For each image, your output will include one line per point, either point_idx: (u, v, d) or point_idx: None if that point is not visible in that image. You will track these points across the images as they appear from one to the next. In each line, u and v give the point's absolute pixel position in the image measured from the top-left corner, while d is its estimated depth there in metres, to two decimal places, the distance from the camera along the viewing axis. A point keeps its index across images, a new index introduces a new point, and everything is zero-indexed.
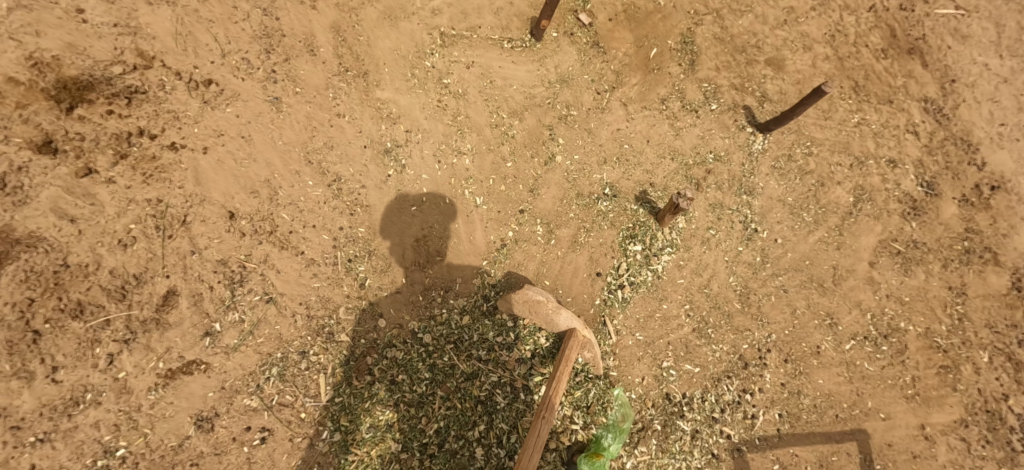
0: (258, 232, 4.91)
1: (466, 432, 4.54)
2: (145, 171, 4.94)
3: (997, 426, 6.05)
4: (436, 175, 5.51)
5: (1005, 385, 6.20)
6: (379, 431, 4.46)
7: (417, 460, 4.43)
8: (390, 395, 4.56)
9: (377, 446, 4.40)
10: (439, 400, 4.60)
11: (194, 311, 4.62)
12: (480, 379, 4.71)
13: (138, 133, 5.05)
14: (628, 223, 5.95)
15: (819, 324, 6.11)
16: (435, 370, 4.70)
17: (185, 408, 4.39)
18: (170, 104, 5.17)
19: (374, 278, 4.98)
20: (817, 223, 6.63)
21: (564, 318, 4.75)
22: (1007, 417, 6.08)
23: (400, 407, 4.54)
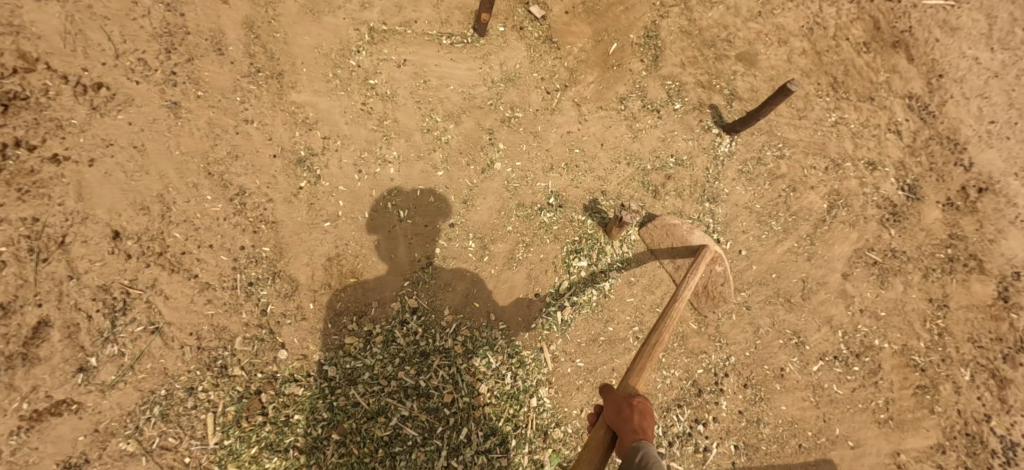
0: (146, 253, 4.40)
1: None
2: (19, 186, 4.42)
3: (979, 450, 5.54)
4: (354, 185, 5.00)
5: (988, 405, 5.68)
6: None
7: None
8: (278, 440, 4.06)
9: None
10: (334, 446, 4.11)
11: (67, 344, 4.09)
12: (385, 419, 4.22)
13: (14, 143, 4.51)
14: (574, 237, 5.40)
15: (783, 344, 5.58)
16: (333, 410, 4.19)
17: (50, 454, 3.84)
18: (53, 111, 4.65)
19: (278, 304, 4.46)
20: (786, 232, 6.10)
21: (699, 235, 5.05)
22: (989, 441, 5.57)
23: (289, 453, 4.05)
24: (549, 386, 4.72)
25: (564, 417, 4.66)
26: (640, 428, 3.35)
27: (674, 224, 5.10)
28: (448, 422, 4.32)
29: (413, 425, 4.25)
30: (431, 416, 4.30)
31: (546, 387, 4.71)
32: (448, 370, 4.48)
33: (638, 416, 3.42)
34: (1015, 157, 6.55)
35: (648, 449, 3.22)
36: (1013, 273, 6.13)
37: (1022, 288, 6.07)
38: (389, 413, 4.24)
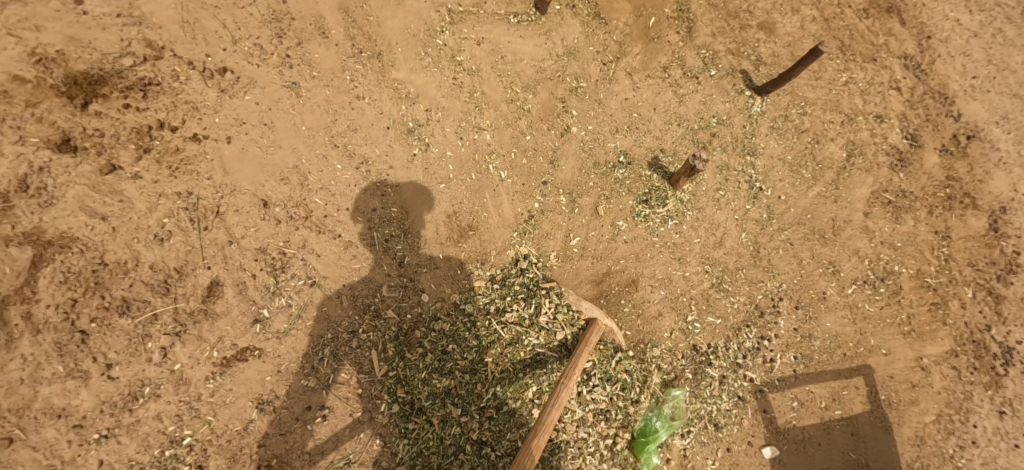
0: (294, 218, 4.98)
1: (519, 397, 4.78)
2: (170, 165, 4.88)
3: (982, 354, 6.32)
4: (459, 151, 5.68)
5: (988, 317, 6.51)
6: (438, 398, 4.65)
7: (477, 422, 4.63)
8: (447, 363, 4.77)
9: (438, 412, 4.61)
10: (492, 367, 4.82)
11: (241, 299, 4.67)
12: (529, 344, 4.96)
13: (158, 125, 4.95)
14: (644, 189, 6.15)
15: (823, 272, 6.39)
16: (486, 337, 4.91)
17: (244, 393, 4.49)
18: (187, 95, 5.06)
19: (412, 257, 5.12)
20: (814, 179, 6.88)
21: (588, 308, 5.11)
22: (990, 346, 6.35)
23: (455, 374, 4.74)
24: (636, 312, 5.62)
25: (657, 338, 5.56)
26: None
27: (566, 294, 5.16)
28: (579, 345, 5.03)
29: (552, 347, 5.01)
30: (563, 341, 5.06)
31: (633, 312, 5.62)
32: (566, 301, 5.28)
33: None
34: (996, 107, 7.31)
35: None
36: (999, 208, 6.93)
37: (1009, 220, 6.89)
38: (531, 338, 4.97)
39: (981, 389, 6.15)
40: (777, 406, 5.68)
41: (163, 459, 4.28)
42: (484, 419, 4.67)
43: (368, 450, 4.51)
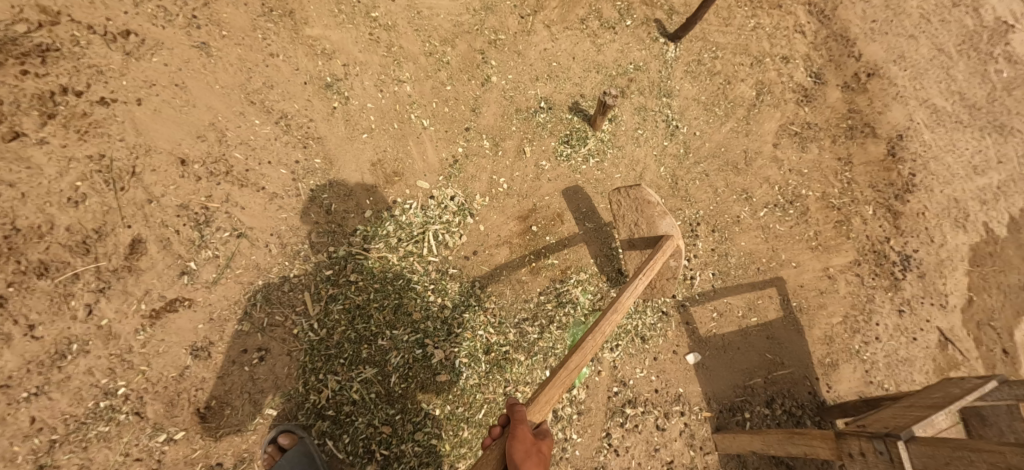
0: (214, 174, 4.98)
1: (432, 318, 5.08)
2: (78, 129, 4.68)
3: (884, 261, 7.01)
4: (380, 103, 5.78)
5: (887, 230, 7.15)
6: (359, 320, 4.89)
7: (383, 337, 4.90)
8: (368, 308, 4.93)
9: (359, 333, 4.86)
10: (410, 310, 5.02)
11: (166, 253, 4.68)
12: (444, 286, 5.24)
13: (61, 91, 4.70)
14: (565, 131, 6.36)
15: (736, 200, 6.80)
16: (403, 281, 5.11)
17: (177, 342, 4.54)
18: (90, 59, 4.83)
19: (339, 203, 5.24)
20: (727, 116, 7.20)
21: (667, 222, 4.94)
22: (890, 255, 7.04)
23: (378, 297, 5.00)
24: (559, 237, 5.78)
25: (583, 263, 5.76)
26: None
27: (648, 203, 4.91)
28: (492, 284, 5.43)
29: (467, 287, 5.33)
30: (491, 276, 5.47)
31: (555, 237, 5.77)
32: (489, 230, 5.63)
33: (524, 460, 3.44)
34: (892, 48, 7.91)
35: None
36: (897, 136, 7.57)
37: (905, 147, 7.53)
38: (446, 281, 5.27)
39: (882, 292, 6.88)
40: (698, 317, 6.23)
41: (98, 411, 4.31)
42: (408, 360, 4.90)
43: (311, 386, 4.71)
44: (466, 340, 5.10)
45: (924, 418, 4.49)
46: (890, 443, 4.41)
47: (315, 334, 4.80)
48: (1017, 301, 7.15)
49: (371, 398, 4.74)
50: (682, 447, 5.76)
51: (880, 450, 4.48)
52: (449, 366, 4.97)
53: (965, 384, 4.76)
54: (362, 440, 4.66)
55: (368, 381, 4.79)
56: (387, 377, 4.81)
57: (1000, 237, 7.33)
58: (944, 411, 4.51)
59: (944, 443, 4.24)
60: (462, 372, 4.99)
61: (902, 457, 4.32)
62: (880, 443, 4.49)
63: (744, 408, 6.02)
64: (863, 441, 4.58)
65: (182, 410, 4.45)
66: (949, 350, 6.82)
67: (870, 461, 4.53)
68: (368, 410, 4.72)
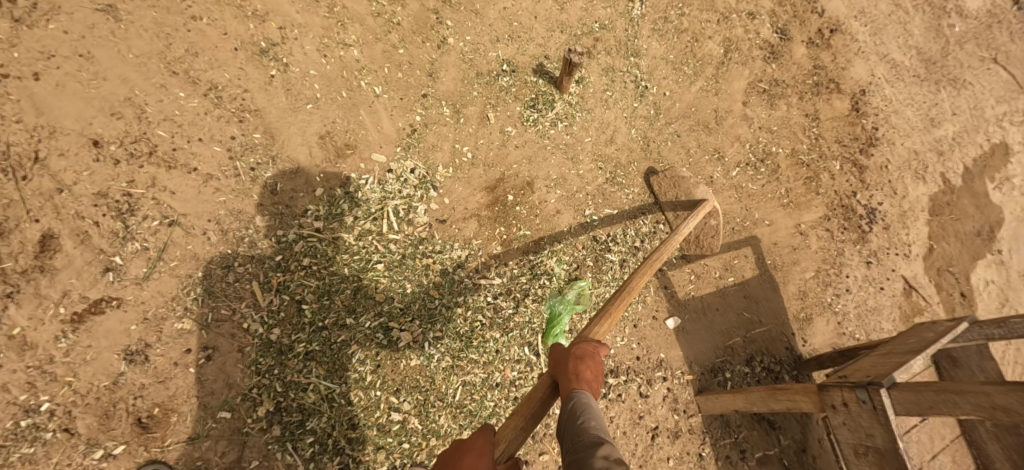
0: (135, 155, 4.35)
1: (399, 294, 4.66)
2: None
3: (852, 216, 6.98)
4: (324, 69, 5.21)
5: (853, 184, 7.12)
6: (318, 304, 4.42)
7: (347, 320, 4.44)
8: (323, 294, 4.46)
9: (318, 319, 4.39)
10: (371, 295, 4.57)
11: (85, 248, 4.04)
12: (409, 265, 4.79)
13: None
14: (531, 95, 5.97)
15: (709, 160, 6.63)
16: (361, 262, 4.64)
17: (107, 347, 3.92)
18: None
19: (285, 183, 4.70)
20: (696, 75, 6.98)
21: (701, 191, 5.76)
22: (857, 209, 7.02)
23: (337, 277, 4.54)
24: (528, 206, 5.45)
25: (557, 232, 5.45)
26: (573, 378, 3.26)
27: (682, 176, 5.81)
28: (461, 260, 5.01)
29: (434, 264, 4.89)
30: (463, 248, 5.07)
31: (524, 206, 5.43)
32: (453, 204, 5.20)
33: (580, 362, 3.33)
34: (853, 3, 7.79)
35: (580, 398, 3.15)
36: (860, 91, 7.52)
37: (867, 102, 7.50)
38: (411, 260, 4.81)
39: (851, 245, 6.87)
40: (675, 280, 6.01)
41: (20, 430, 3.67)
42: (370, 344, 4.45)
43: (267, 387, 4.16)
44: (437, 315, 4.70)
45: (905, 363, 4.22)
46: (873, 391, 4.05)
47: (264, 328, 4.28)
48: (975, 248, 7.26)
49: (333, 392, 4.27)
50: (665, 412, 5.55)
51: (862, 400, 4.09)
52: (419, 350, 4.56)
53: (937, 328, 4.63)
54: (326, 439, 4.19)
55: (329, 371, 4.30)
56: (351, 368, 4.36)
57: (957, 187, 7.41)
58: (922, 356, 4.28)
59: (926, 387, 3.96)
60: (434, 355, 4.59)
61: (885, 404, 3.98)
62: (863, 391, 4.10)
63: (724, 368, 5.87)
64: (845, 391, 4.21)
65: (120, 422, 3.85)
66: (913, 297, 6.92)
67: (853, 412, 4.16)
68: (332, 406, 4.25)
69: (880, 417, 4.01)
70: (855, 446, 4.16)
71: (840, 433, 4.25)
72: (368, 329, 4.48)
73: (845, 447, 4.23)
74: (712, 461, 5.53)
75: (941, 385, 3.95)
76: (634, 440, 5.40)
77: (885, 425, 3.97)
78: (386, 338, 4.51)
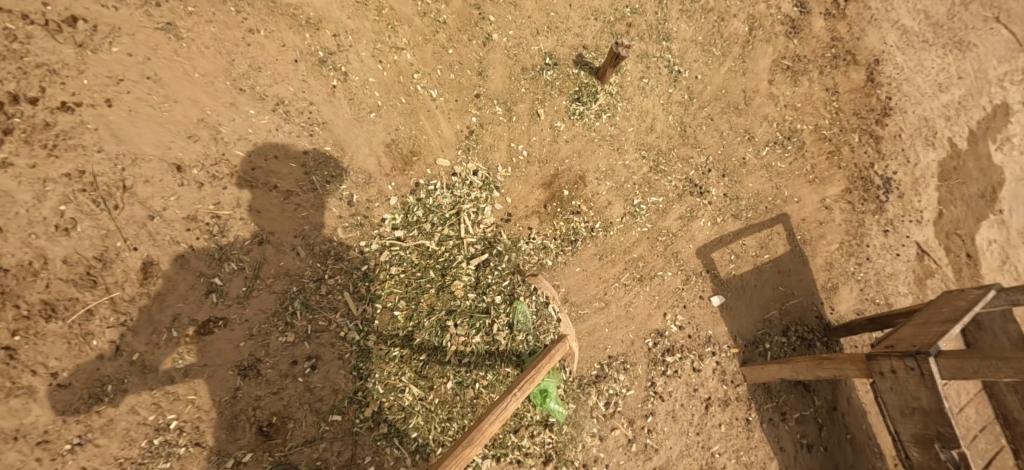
0: (217, 177, 4.42)
1: (481, 296, 4.94)
2: (44, 143, 3.99)
3: (869, 189, 7.16)
4: (382, 76, 5.21)
5: (871, 156, 7.27)
6: (408, 310, 4.72)
7: (438, 323, 4.75)
8: (416, 305, 4.75)
9: (409, 324, 4.69)
10: (455, 306, 4.84)
11: (185, 273, 4.25)
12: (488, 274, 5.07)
13: (10, 99, 3.96)
14: (574, 88, 6.03)
15: (741, 141, 6.84)
16: (447, 273, 4.90)
17: (221, 364, 4.25)
18: (36, 56, 4.05)
19: (360, 193, 4.87)
20: (724, 56, 6.99)
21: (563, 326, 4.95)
22: (875, 180, 7.20)
23: (424, 283, 4.82)
24: (582, 199, 5.79)
25: (607, 222, 5.89)
26: None
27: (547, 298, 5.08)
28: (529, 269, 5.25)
29: (511, 270, 5.21)
30: (529, 249, 5.43)
31: (578, 199, 5.78)
32: (515, 202, 5.49)
33: None
34: None
35: None
36: (874, 61, 7.51)
37: (882, 71, 7.51)
38: (487, 273, 5.04)
39: (869, 216, 7.10)
40: (716, 259, 6.35)
41: (155, 448, 4.03)
42: (459, 346, 4.75)
43: (369, 390, 4.52)
44: (513, 315, 4.98)
45: (946, 332, 4.52)
46: (921, 359, 4.43)
47: (366, 337, 4.61)
48: (978, 209, 7.44)
49: (429, 396, 4.60)
50: (716, 384, 6.03)
51: (911, 367, 4.50)
52: (503, 349, 4.87)
53: (967, 296, 4.86)
54: (424, 440, 4.55)
55: (427, 372, 4.62)
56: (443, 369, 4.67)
57: (963, 151, 7.53)
58: (960, 323, 4.56)
59: (972, 354, 4.37)
60: (516, 353, 4.90)
61: (933, 371, 4.38)
62: (911, 360, 4.49)
63: (764, 339, 6.33)
64: (893, 360, 4.61)
65: (244, 431, 4.22)
66: (925, 261, 7.17)
67: (900, 378, 4.59)
68: (425, 409, 4.58)
69: (927, 381, 4.42)
70: (902, 407, 4.62)
71: (888, 396, 4.72)
72: (445, 343, 4.73)
73: (892, 409, 4.70)
74: (757, 424, 6.04)
75: (986, 352, 4.36)
76: (689, 410, 5.90)
77: (931, 389, 4.40)
78: (472, 339, 4.79)
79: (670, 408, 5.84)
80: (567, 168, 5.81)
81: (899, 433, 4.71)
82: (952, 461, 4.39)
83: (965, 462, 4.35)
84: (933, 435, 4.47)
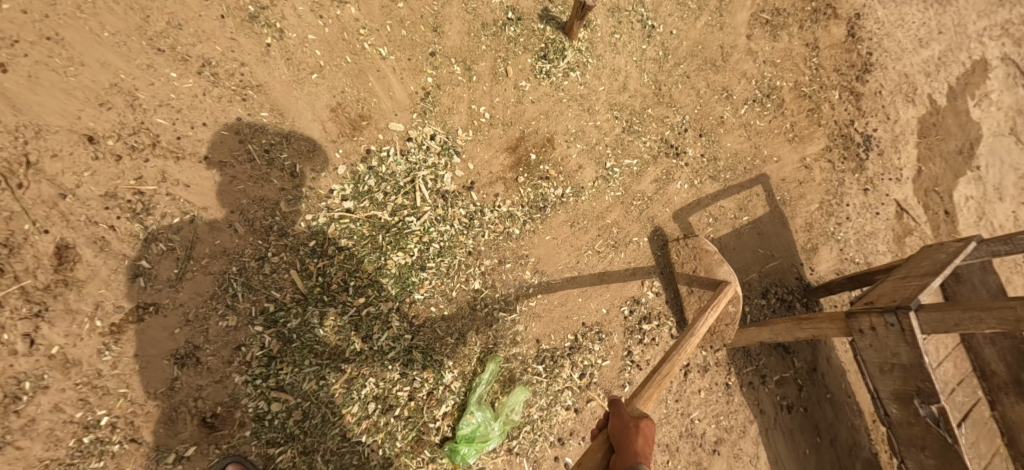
0: (138, 148, 3.95)
1: (431, 274, 4.60)
2: None
3: (850, 146, 6.90)
4: (323, 33, 4.69)
5: (851, 112, 6.98)
6: (356, 287, 4.35)
7: (387, 302, 4.42)
8: (370, 293, 4.38)
9: (355, 304, 4.32)
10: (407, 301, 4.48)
11: (106, 256, 3.78)
12: (449, 261, 4.70)
13: None
14: (540, 45, 5.57)
15: (719, 99, 6.48)
16: (405, 257, 4.53)
17: (154, 354, 3.82)
18: None
19: (304, 163, 4.43)
20: (701, 8, 6.55)
21: (724, 269, 5.17)
22: (856, 137, 6.94)
23: (372, 258, 4.44)
24: (548, 163, 5.39)
25: (578, 188, 5.47)
26: None
27: (707, 250, 5.25)
28: (491, 262, 4.88)
29: (473, 250, 4.83)
30: (494, 217, 5.02)
31: (545, 163, 5.37)
32: (478, 167, 5.08)
33: None
34: None
35: None
36: (855, 15, 7.17)
37: (863, 24, 7.17)
38: (439, 246, 4.69)
39: (850, 174, 6.85)
40: (693, 223, 6.06)
41: (85, 447, 3.64)
42: (406, 330, 4.44)
43: (321, 375, 4.14)
44: (464, 299, 4.71)
45: (926, 285, 4.31)
46: (901, 314, 4.21)
47: (312, 324, 4.18)
48: (956, 166, 7.23)
49: (372, 391, 4.25)
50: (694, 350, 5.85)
51: (890, 323, 4.28)
52: (454, 338, 4.60)
53: (947, 249, 4.66)
54: (366, 438, 4.20)
55: (374, 358, 4.30)
56: (388, 356, 4.34)
57: (943, 107, 7.28)
58: (940, 276, 4.36)
59: (953, 306, 4.14)
60: (468, 343, 4.64)
61: (912, 326, 4.17)
62: (891, 316, 4.28)
63: (743, 303, 6.14)
64: (873, 316, 4.40)
65: (186, 424, 3.85)
66: (904, 218, 6.98)
67: (879, 335, 4.38)
68: (369, 406, 4.23)
69: (908, 337, 4.22)
70: (881, 364, 4.42)
71: (866, 354, 4.51)
72: (393, 336, 4.39)
73: (871, 367, 4.50)
74: (737, 389, 5.89)
75: (966, 304, 4.13)
76: None
77: (911, 344, 4.20)
78: (417, 324, 4.50)
79: None
80: (535, 131, 5.42)
81: (878, 390, 4.50)
82: (931, 417, 4.22)
83: (944, 417, 4.16)
84: (913, 391, 4.28)
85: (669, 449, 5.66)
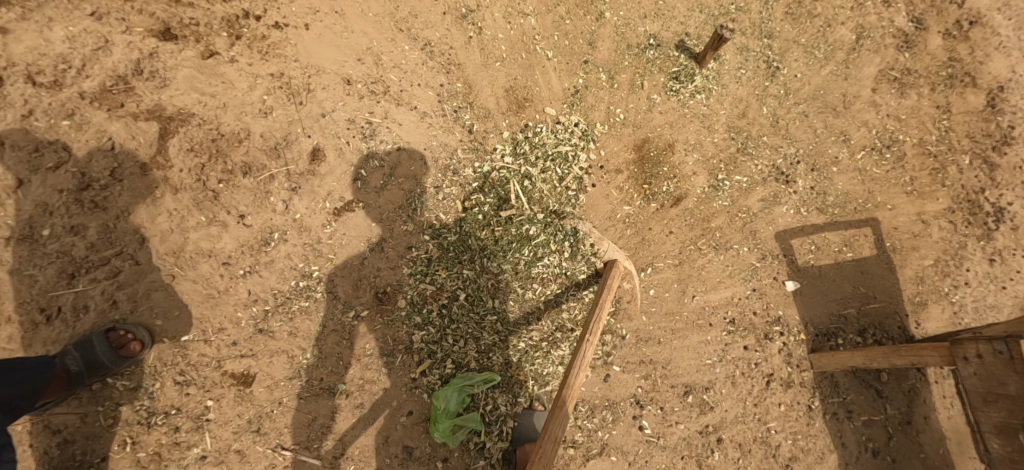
0: (375, 93, 5.51)
1: (559, 222, 5.75)
2: (259, 50, 5.21)
3: (977, 212, 6.72)
4: (509, 34, 6.13)
5: (982, 180, 6.78)
6: (502, 219, 5.60)
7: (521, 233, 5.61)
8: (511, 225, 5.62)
9: (500, 229, 5.58)
10: (534, 247, 5.62)
11: (340, 161, 5.29)
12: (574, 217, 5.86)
13: (243, 15, 5.20)
14: (673, 67, 6.65)
15: (835, 141, 6.87)
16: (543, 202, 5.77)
17: (355, 237, 5.20)
18: None
19: (480, 124, 5.84)
20: (827, 59, 7.02)
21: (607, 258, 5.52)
22: (984, 205, 6.73)
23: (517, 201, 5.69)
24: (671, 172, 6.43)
25: (693, 186, 6.47)
26: None
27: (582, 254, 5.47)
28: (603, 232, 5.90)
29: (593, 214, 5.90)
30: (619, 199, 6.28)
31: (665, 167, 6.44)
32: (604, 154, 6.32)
33: None
34: None
35: None
36: (997, 88, 6.91)
37: (1006, 98, 6.89)
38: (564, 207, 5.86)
39: (974, 241, 6.69)
40: (795, 245, 6.58)
41: (299, 289, 5.01)
42: (531, 261, 5.59)
43: (462, 281, 5.32)
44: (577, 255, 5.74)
45: None
46: (1012, 342, 4.27)
47: (465, 239, 5.45)
48: None
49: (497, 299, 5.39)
50: (779, 362, 6.27)
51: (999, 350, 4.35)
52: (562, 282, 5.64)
53: None
54: (483, 339, 5.27)
55: (503, 275, 5.47)
56: (513, 276, 5.52)
57: None
58: None
59: None
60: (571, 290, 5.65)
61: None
62: (1000, 343, 4.35)
63: (838, 334, 6.40)
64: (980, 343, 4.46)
65: (365, 292, 5.12)
66: None
67: (987, 362, 4.42)
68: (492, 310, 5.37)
69: (1017, 365, 4.25)
70: (985, 394, 4.44)
71: (969, 383, 4.53)
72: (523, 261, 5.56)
73: (974, 396, 4.51)
74: (819, 413, 6.16)
75: None
76: (749, 380, 6.20)
77: (1020, 373, 4.22)
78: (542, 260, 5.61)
79: (731, 372, 6.19)
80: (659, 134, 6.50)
81: (979, 423, 4.51)
82: None
83: None
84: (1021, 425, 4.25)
85: (741, 447, 6.06)
